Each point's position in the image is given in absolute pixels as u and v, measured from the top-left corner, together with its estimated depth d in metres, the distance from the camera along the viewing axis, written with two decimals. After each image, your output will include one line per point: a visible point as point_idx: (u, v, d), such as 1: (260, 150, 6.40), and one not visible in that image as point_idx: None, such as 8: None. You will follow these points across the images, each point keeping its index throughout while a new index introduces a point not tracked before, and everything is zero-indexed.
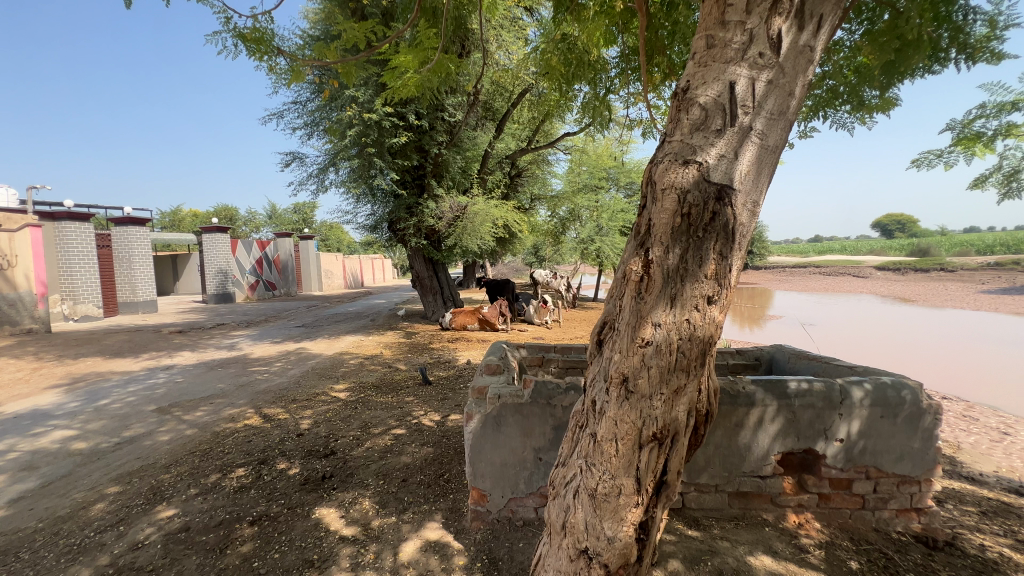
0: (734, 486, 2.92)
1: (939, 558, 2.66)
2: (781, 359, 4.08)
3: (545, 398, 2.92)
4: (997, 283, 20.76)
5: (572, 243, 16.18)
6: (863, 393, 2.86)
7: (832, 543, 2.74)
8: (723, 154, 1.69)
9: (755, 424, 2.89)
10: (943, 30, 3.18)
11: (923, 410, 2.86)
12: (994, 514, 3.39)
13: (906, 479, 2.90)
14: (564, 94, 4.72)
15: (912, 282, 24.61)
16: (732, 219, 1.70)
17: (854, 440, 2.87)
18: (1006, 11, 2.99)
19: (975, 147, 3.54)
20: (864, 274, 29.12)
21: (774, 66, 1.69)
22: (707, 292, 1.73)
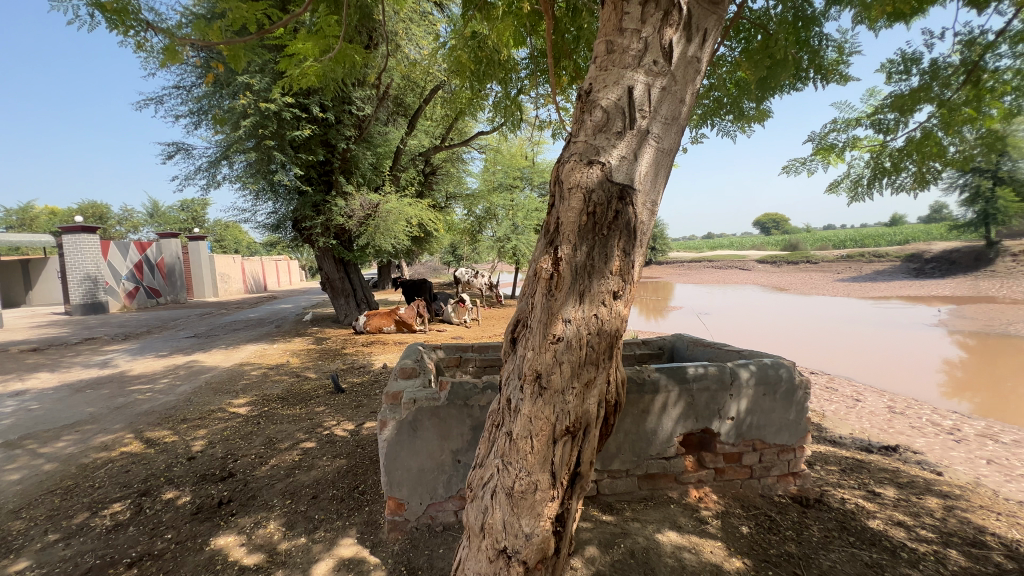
0: (643, 469, 3.11)
1: (810, 513, 3.05)
2: (681, 347, 4.41)
3: (462, 399, 2.89)
4: (849, 273, 24.38)
5: (489, 242, 16.24)
6: (749, 373, 3.19)
7: (728, 512, 3.01)
8: (624, 156, 1.78)
9: (660, 409, 3.09)
10: (805, 53, 3.62)
11: (797, 386, 3.25)
12: (850, 471, 3.98)
13: (784, 448, 3.29)
14: (477, 93, 4.70)
15: (786, 273, 28.04)
16: (633, 218, 1.79)
17: (743, 417, 3.18)
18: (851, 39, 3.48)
19: (829, 156, 4.08)
20: (748, 267, 32.69)
21: (667, 74, 1.80)
22: (613, 287, 1.80)
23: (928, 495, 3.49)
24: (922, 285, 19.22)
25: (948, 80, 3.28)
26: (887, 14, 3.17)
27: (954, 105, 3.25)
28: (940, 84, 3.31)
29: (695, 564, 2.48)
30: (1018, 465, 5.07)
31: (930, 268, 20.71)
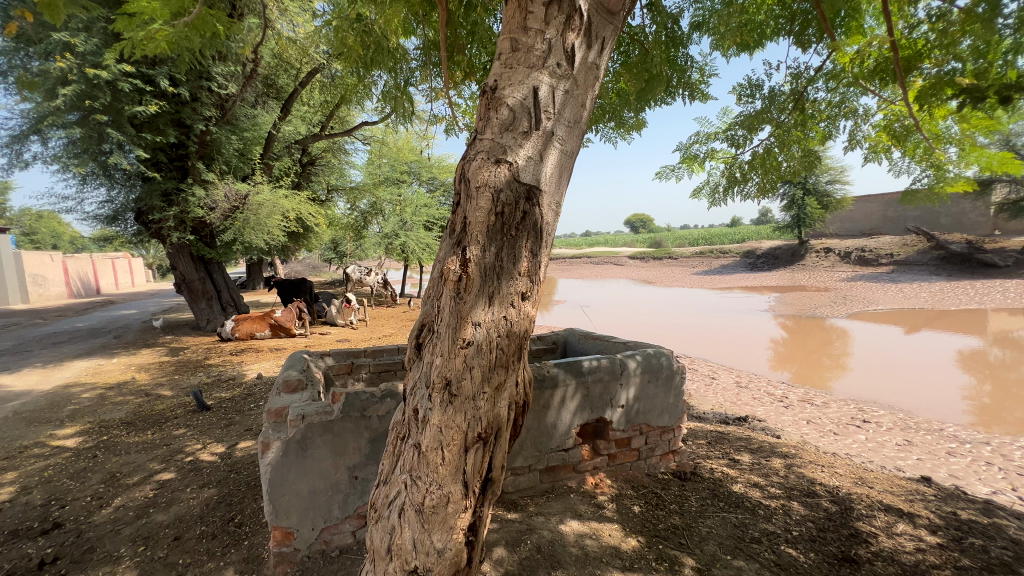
0: (544, 463, 3.18)
1: (688, 486, 3.40)
2: (573, 341, 4.62)
3: (359, 410, 2.67)
4: (702, 267, 27.98)
5: (375, 238, 15.48)
6: (636, 363, 3.44)
7: (621, 494, 3.23)
8: (530, 156, 1.77)
9: (558, 403, 3.18)
10: (675, 70, 3.99)
11: (675, 371, 3.59)
12: (714, 442, 4.53)
13: (665, 428, 3.62)
14: (362, 80, 4.39)
15: (653, 268, 31.24)
16: (540, 219, 1.80)
17: (631, 404, 3.43)
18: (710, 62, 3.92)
19: (693, 164, 4.57)
20: (622, 262, 35.76)
21: (570, 78, 1.83)
22: (521, 289, 1.79)
23: (773, 457, 4.11)
24: (756, 277, 22.80)
25: (783, 105, 3.83)
26: (738, 44, 3.62)
27: (786, 127, 3.83)
28: (777, 108, 3.85)
29: (597, 549, 2.60)
30: (830, 423, 6.24)
31: (761, 262, 24.65)
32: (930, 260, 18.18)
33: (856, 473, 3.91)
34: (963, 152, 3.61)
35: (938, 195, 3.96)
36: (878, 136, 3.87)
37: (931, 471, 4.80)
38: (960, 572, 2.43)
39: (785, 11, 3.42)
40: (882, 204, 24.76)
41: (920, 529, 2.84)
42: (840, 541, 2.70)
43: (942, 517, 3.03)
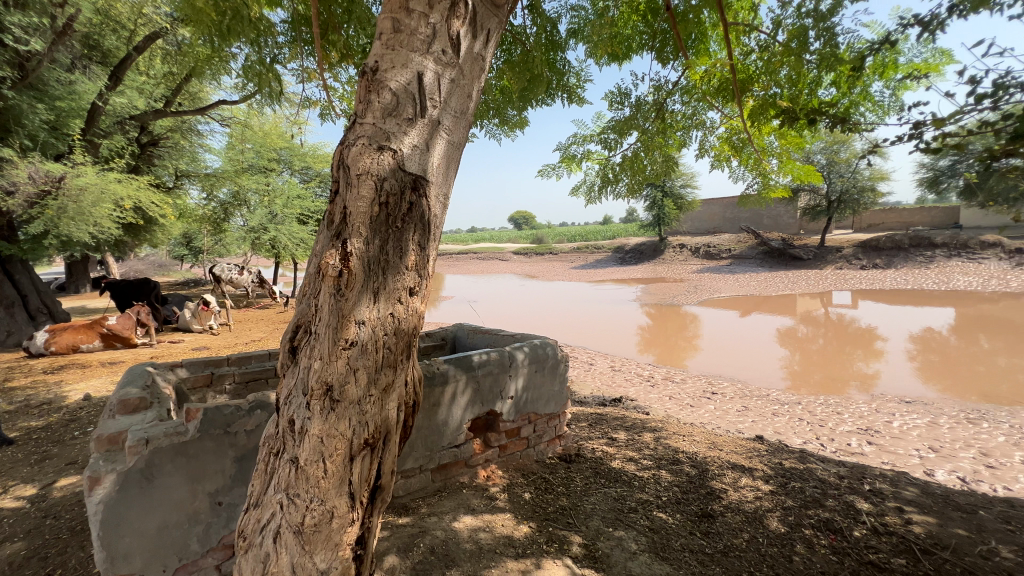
0: (436, 462, 3.12)
1: (573, 467, 3.60)
2: (462, 337, 4.61)
3: (222, 427, 2.35)
4: (581, 261, 29.96)
5: (237, 232, 13.78)
6: (523, 354, 3.53)
7: (512, 483, 3.29)
8: (416, 145, 1.70)
9: (449, 400, 3.13)
10: (554, 73, 4.15)
11: (559, 360, 3.78)
12: (595, 424, 4.87)
13: (552, 415, 3.78)
14: (216, 50, 3.83)
15: (537, 263, 32.63)
16: (427, 211, 1.74)
17: (520, 394, 3.51)
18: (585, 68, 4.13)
19: (571, 164, 4.82)
20: (507, 257, 36.73)
21: (455, 66, 1.79)
22: (409, 284, 1.71)
23: (645, 432, 4.55)
24: (626, 270, 25.09)
25: (647, 114, 4.19)
26: (608, 54, 3.87)
27: (650, 134, 4.21)
28: (642, 116, 4.20)
29: (490, 541, 2.61)
30: (687, 397, 7.11)
31: (629, 256, 27.16)
32: (758, 255, 21.73)
33: (709, 439, 4.50)
34: (782, 164, 4.32)
35: (765, 199, 4.70)
36: (721, 146, 4.44)
37: (763, 430, 5.73)
38: (787, 511, 2.93)
39: (648, 28, 3.73)
40: (722, 207, 28.91)
41: (758, 480, 3.36)
42: (700, 500, 3.09)
43: (773, 468, 3.63)
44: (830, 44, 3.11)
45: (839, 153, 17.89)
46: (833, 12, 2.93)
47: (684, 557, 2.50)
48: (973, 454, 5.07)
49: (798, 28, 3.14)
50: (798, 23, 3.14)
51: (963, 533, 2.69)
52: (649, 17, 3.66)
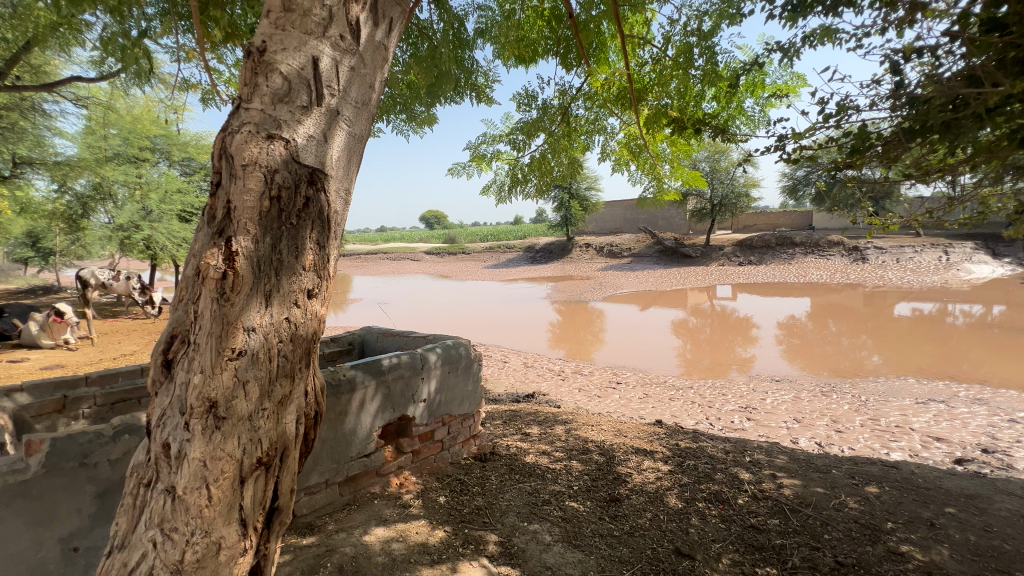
0: (344, 474, 2.94)
1: (488, 465, 3.60)
2: (370, 340, 4.40)
3: (76, 459, 2.04)
4: (493, 261, 30.23)
5: (99, 230, 11.89)
6: (436, 355, 3.46)
7: (426, 488, 3.20)
8: (311, 135, 1.58)
9: (357, 407, 2.97)
10: (461, 72, 4.09)
11: (473, 359, 3.77)
12: (509, 421, 4.93)
13: (465, 415, 3.76)
14: (63, 15, 3.25)
15: (449, 263, 32.33)
16: (327, 206, 1.62)
17: (433, 396, 3.43)
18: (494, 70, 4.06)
19: (481, 163, 4.82)
20: (418, 257, 35.90)
21: (355, 53, 1.69)
22: (307, 286, 1.58)
23: (556, 425, 4.71)
24: (537, 269, 25.81)
25: (553, 117, 4.30)
26: (516, 57, 3.91)
27: (556, 136, 4.34)
28: (549, 119, 4.30)
29: (405, 550, 2.52)
30: (595, 389, 7.49)
31: (539, 255, 27.98)
32: (654, 253, 23.57)
33: (614, 427, 4.77)
34: (673, 169, 4.70)
35: (660, 201, 5.09)
36: (620, 151, 4.72)
37: (661, 415, 6.21)
38: (683, 488, 3.20)
39: (553, 34, 3.84)
40: (622, 209, 30.91)
41: (658, 462, 3.63)
42: (608, 486, 3.25)
43: (670, 449, 3.94)
44: (711, 62, 3.44)
45: (720, 161, 20.00)
46: (714, 33, 3.24)
47: (595, 542, 2.62)
48: (826, 421, 5.94)
49: (685, 44, 3.43)
50: (685, 40, 3.43)
51: (821, 490, 3.13)
52: (554, 23, 3.76)
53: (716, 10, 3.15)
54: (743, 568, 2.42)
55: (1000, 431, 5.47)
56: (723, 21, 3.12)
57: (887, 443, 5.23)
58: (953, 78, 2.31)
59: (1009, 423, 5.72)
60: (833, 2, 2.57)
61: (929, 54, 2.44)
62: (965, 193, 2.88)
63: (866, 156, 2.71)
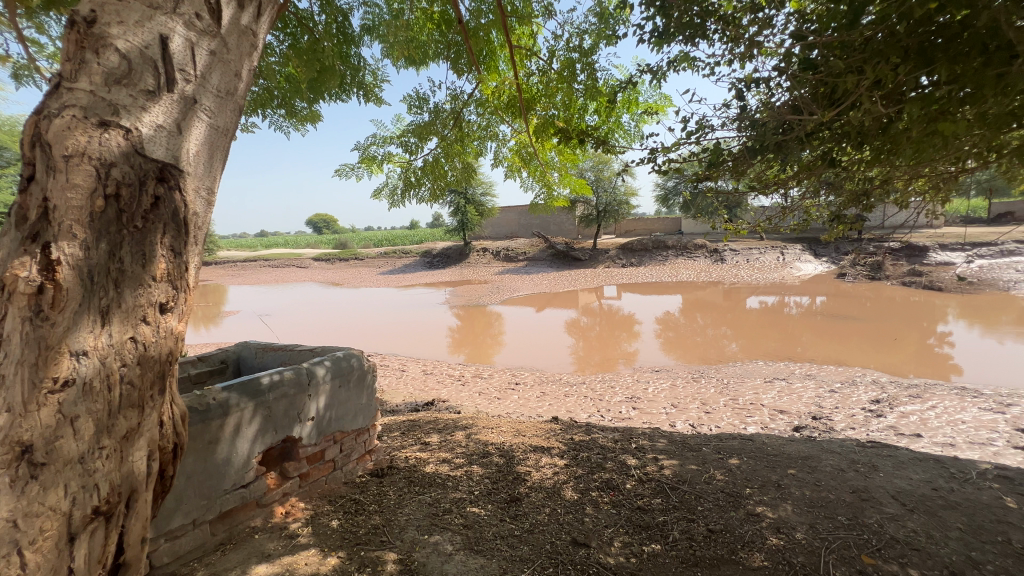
0: (216, 511, 2.59)
1: (386, 480, 3.43)
2: (248, 357, 3.96)
3: None
4: (388, 266, 29.14)
5: None
6: (325, 369, 3.20)
7: (316, 513, 2.95)
8: (162, 125, 1.38)
9: (232, 434, 2.64)
10: (346, 67, 3.76)
11: (366, 371, 3.58)
12: (407, 431, 4.77)
13: (359, 431, 3.54)
14: None
15: (340, 269, 30.48)
16: (183, 207, 1.43)
17: (322, 414, 3.17)
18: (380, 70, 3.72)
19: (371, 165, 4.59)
20: (304, 263, 33.28)
21: (215, 36, 1.51)
22: (158, 298, 1.40)
23: (456, 431, 4.66)
24: (434, 274, 25.43)
25: (446, 121, 4.22)
26: (405, 59, 3.78)
27: (449, 141, 4.29)
28: (441, 123, 4.22)
29: None
30: (495, 391, 7.58)
31: (436, 260, 27.62)
32: (548, 257, 24.59)
33: (514, 427, 4.86)
34: (562, 177, 4.94)
35: (550, 207, 5.31)
36: (512, 158, 4.83)
37: (558, 412, 6.48)
38: (578, 480, 3.36)
39: (443, 38, 3.80)
40: (517, 214, 31.82)
41: (555, 457, 3.76)
42: (508, 487, 3.29)
43: (566, 443, 4.12)
44: (592, 78, 3.68)
45: (603, 171, 21.53)
46: (593, 51, 3.47)
47: (496, 544, 2.63)
48: (698, 404, 6.69)
49: (568, 59, 3.63)
50: (568, 55, 3.63)
51: (695, 467, 3.51)
52: (443, 27, 3.74)
53: (594, 30, 3.38)
54: (632, 547, 2.61)
55: (824, 400, 6.63)
56: (601, 40, 3.36)
57: (744, 419, 6.03)
58: (783, 106, 2.74)
59: (830, 393, 6.94)
60: (691, 33, 2.91)
61: (766, 85, 2.85)
62: (794, 203, 3.43)
63: (720, 170, 3.11)
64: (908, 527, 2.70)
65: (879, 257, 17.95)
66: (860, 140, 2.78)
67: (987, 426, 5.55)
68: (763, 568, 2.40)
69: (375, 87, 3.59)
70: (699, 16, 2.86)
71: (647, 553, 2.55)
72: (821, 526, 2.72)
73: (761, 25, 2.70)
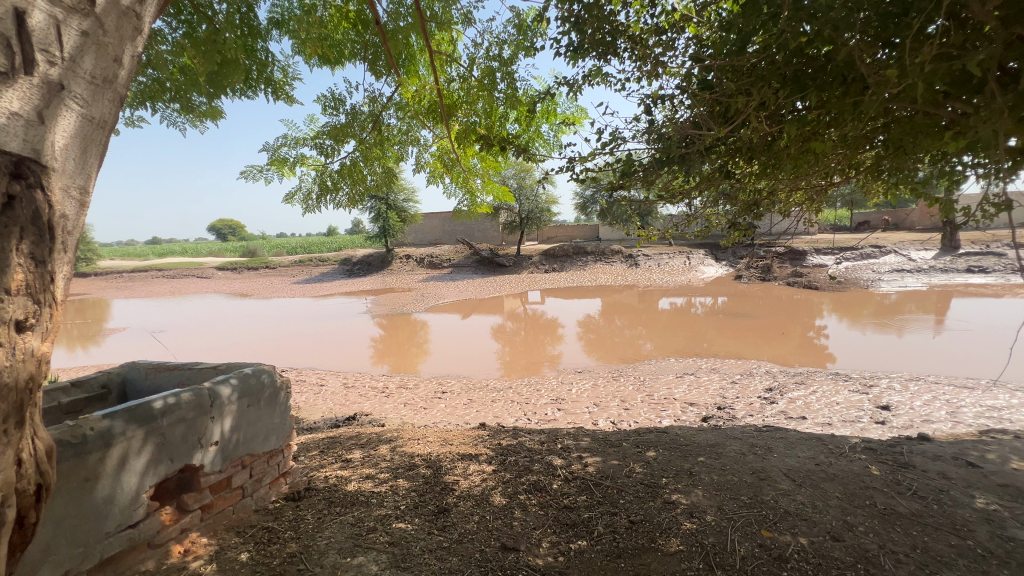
0: (96, 557, 2.25)
1: (303, 504, 3.19)
2: (136, 379, 3.50)
3: None
4: (302, 275, 27.42)
5: None
6: (231, 389, 2.92)
7: (222, 548, 2.66)
8: (18, 113, 1.19)
9: (116, 467, 2.32)
10: (251, 61, 3.37)
11: (279, 388, 3.34)
12: (326, 449, 4.50)
13: (272, 452, 3.28)
14: None
15: (247, 279, 28.14)
16: (48, 208, 1.29)
17: (228, 437, 2.89)
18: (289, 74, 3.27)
19: None
20: (205, 272, 30.28)
21: (89, 16, 1.36)
22: (16, 314, 1.23)
23: (380, 445, 4.48)
24: (354, 282, 24.35)
25: (364, 124, 4.02)
26: (317, 56, 3.56)
27: (368, 144, 4.09)
28: (358, 126, 4.01)
29: None
30: (420, 401, 7.40)
31: (356, 267, 26.49)
32: (472, 263, 24.58)
33: (441, 437, 4.78)
34: (485, 184, 4.98)
35: (473, 214, 5.31)
36: (434, 164, 4.77)
37: (485, 418, 6.47)
38: (507, 484, 3.38)
39: (359, 38, 3.67)
40: (441, 220, 31.52)
41: (483, 464, 3.75)
42: (435, 498, 3.22)
43: (493, 449, 4.12)
44: (512, 87, 3.75)
45: (525, 179, 21.99)
46: (513, 61, 3.55)
47: (424, 559, 2.56)
48: (618, 402, 7.02)
49: (488, 68, 3.68)
50: (488, 64, 3.68)
51: (616, 462, 3.68)
52: (360, 27, 3.60)
53: (513, 40, 3.45)
54: (560, 546, 2.67)
55: (727, 392, 7.27)
56: (520, 51, 3.44)
57: (659, 413, 6.44)
58: (685, 122, 2.98)
59: (732, 385, 7.63)
60: (603, 50, 3.08)
61: (670, 102, 3.09)
62: (696, 211, 3.74)
63: (632, 180, 3.30)
64: (797, 499, 3.03)
65: (768, 261, 20.12)
66: (749, 155, 3.10)
67: (855, 405, 6.42)
68: (678, 552, 2.56)
69: (285, 85, 3.37)
70: (610, 34, 3.03)
71: (574, 550, 2.63)
72: (728, 507, 2.97)
73: (665, 47, 2.94)
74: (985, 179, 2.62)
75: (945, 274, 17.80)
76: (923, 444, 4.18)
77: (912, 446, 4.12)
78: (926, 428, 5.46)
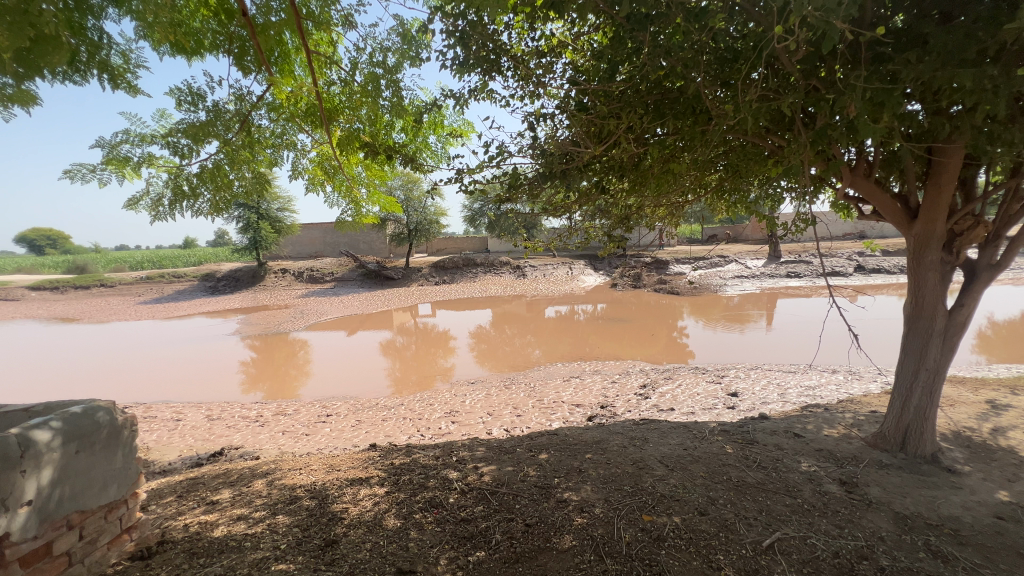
0: None
1: (154, 562, 2.70)
2: None
3: None
4: (150, 293, 23.45)
5: None
6: (52, 434, 2.37)
7: None
8: None
9: None
10: (79, 42, 2.56)
11: (121, 427, 2.84)
12: (186, 492, 3.89)
13: (112, 504, 2.76)
14: None
15: (71, 301, 23.15)
16: None
17: (46, 493, 2.34)
18: (137, 51, 2.68)
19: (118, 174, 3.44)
20: (7, 294, 24.16)
21: None
22: None
23: (254, 480, 4.02)
24: (218, 300, 21.53)
25: (229, 122, 3.54)
26: (169, 43, 3.09)
27: (234, 147, 3.59)
28: (223, 125, 3.53)
29: None
30: (301, 428, 6.76)
31: (220, 284, 23.52)
32: (358, 277, 23.41)
33: (326, 463, 4.44)
34: (371, 193, 4.78)
35: (359, 224, 5.07)
36: (313, 171, 4.46)
37: (376, 438, 6.15)
38: (400, 505, 3.23)
39: (222, 28, 3.29)
40: (321, 231, 29.61)
41: (375, 487, 3.55)
42: (322, 531, 2.96)
43: (385, 469, 3.92)
44: (397, 96, 3.67)
45: (413, 190, 21.64)
46: (398, 69, 3.48)
47: None
48: (510, 409, 7.17)
49: (372, 73, 3.54)
50: (371, 70, 3.55)
51: (510, 468, 3.74)
52: (223, 17, 3.22)
53: (397, 48, 3.39)
54: (458, 561, 2.62)
55: (608, 391, 7.86)
56: (406, 60, 3.38)
57: (549, 416, 6.71)
58: (565, 140, 3.18)
59: (612, 384, 8.24)
60: (488, 66, 3.18)
61: (551, 121, 3.29)
62: (577, 224, 3.97)
63: (519, 192, 3.43)
64: (671, 483, 3.37)
65: (638, 270, 22.26)
66: (622, 171, 3.41)
67: (712, 394, 7.37)
68: (572, 547, 2.68)
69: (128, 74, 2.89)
70: (494, 52, 3.15)
71: (472, 563, 2.60)
72: (614, 497, 3.19)
73: (546, 70, 3.14)
74: (797, 200, 3.24)
75: (772, 279, 21.40)
76: (763, 422, 4.95)
77: (755, 424, 4.85)
78: (763, 408, 6.49)
